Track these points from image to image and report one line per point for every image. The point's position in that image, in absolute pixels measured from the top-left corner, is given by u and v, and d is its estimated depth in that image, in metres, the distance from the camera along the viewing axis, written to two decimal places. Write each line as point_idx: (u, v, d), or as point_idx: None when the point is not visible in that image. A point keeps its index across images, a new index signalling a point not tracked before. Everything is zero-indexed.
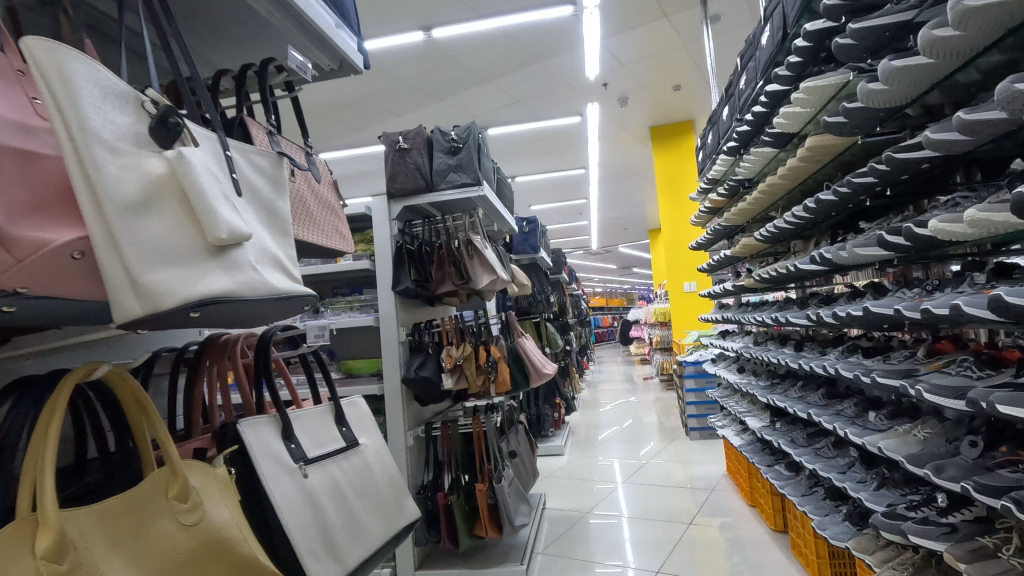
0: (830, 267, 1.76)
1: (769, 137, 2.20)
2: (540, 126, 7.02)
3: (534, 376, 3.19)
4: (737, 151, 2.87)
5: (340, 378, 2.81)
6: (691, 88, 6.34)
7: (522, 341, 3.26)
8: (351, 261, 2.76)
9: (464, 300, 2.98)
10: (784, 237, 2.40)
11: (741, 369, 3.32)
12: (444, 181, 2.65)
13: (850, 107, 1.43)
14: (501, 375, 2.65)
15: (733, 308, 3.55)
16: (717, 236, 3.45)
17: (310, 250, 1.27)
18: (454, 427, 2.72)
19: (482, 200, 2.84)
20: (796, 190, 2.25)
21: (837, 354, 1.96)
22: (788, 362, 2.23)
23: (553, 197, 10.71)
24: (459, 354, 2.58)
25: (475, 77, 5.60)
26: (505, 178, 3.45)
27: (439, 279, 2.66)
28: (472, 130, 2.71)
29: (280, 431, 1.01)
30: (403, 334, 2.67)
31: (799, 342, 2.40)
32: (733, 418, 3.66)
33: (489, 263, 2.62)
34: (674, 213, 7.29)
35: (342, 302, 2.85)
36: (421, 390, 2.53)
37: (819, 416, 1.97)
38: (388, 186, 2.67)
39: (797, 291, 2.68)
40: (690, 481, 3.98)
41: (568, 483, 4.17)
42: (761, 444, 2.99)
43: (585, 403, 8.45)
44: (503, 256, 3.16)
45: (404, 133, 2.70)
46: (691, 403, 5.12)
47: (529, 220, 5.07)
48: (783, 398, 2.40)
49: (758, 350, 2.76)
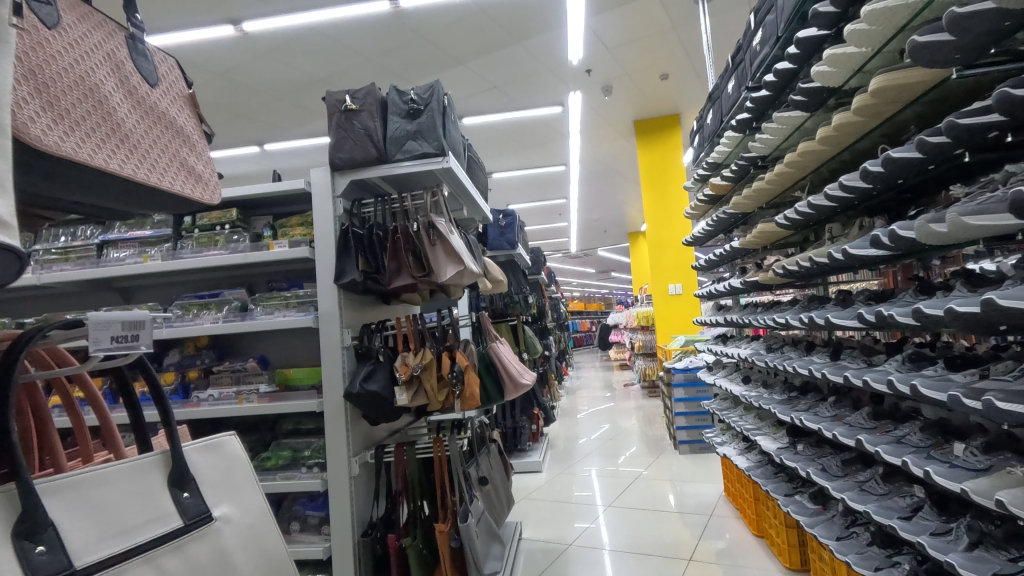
0: (903, 250, 1.33)
1: (801, 96, 1.78)
2: (518, 115, 6.57)
3: (510, 388, 2.73)
4: (748, 126, 2.45)
5: (273, 390, 2.31)
6: (679, 77, 5.98)
7: (496, 346, 2.80)
8: (286, 248, 2.25)
9: (426, 297, 2.51)
10: (813, 220, 1.97)
11: (747, 380, 2.89)
12: (400, 150, 2.17)
13: (961, 12, 0.99)
14: (468, 390, 2.11)
15: (734, 309, 3.14)
16: (719, 226, 3.04)
17: (113, 192, 0.75)
18: (410, 450, 2.22)
19: (449, 177, 2.36)
20: (833, 160, 1.84)
21: (895, 364, 1.53)
22: (821, 372, 1.80)
23: (531, 195, 10.29)
24: (417, 363, 2.09)
25: (448, 57, 5.15)
26: (477, 156, 2.97)
27: (394, 273, 2.16)
28: (435, 89, 2.21)
29: (15, 523, 0.53)
30: (349, 338, 2.18)
31: (831, 349, 1.97)
32: (734, 433, 3.24)
33: (456, 252, 2.13)
34: (660, 211, 6.93)
35: (277, 299, 2.33)
36: (368, 407, 2.04)
37: (874, 444, 1.53)
38: (332, 155, 2.19)
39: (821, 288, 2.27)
40: (682, 503, 3.55)
41: (547, 507, 3.70)
42: (773, 467, 2.57)
43: (563, 411, 7.98)
44: (474, 245, 2.69)
45: (352, 92, 2.20)
46: (680, 414, 4.71)
47: (505, 212, 4.61)
48: (812, 415, 1.97)
49: (774, 357, 2.34)
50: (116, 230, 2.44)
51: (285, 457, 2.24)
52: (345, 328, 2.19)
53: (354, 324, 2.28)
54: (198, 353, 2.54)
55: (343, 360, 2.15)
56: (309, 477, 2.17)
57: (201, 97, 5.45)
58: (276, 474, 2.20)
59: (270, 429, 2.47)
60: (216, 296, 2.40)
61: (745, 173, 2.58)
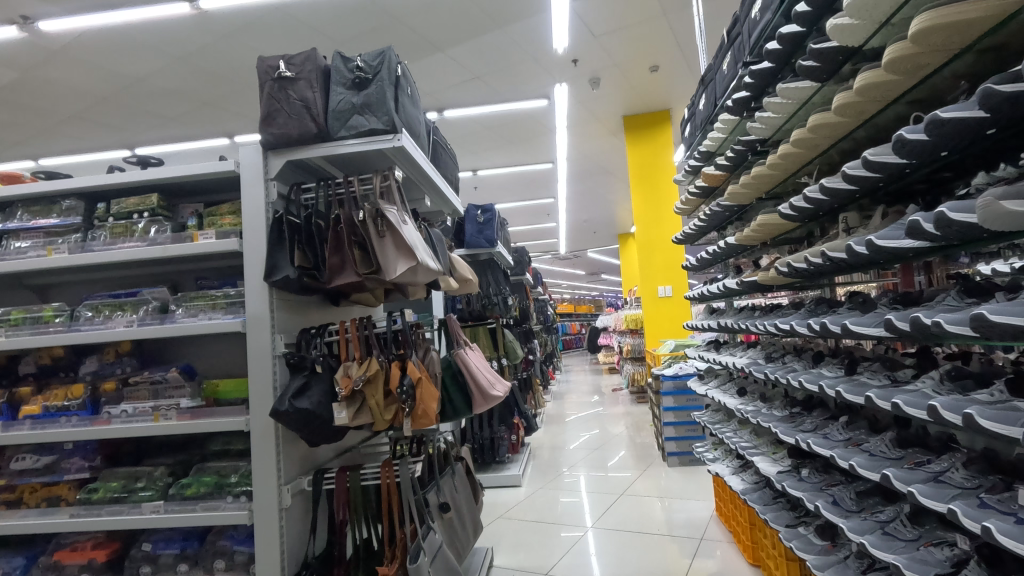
0: (950, 239, 1.04)
1: (811, 60, 1.49)
2: (502, 108, 6.26)
3: (477, 400, 2.42)
4: (746, 106, 2.16)
5: (198, 406, 1.98)
6: (669, 69, 5.71)
7: (462, 353, 2.49)
8: (212, 240, 1.93)
9: (381, 298, 2.21)
10: (824, 210, 1.69)
11: (742, 392, 2.59)
12: (345, 127, 1.86)
13: None
14: (421, 407, 1.81)
15: (728, 313, 2.85)
16: (713, 220, 2.76)
17: None
18: (353, 476, 1.91)
19: (405, 160, 2.05)
20: (849, 136, 1.56)
21: (930, 384, 1.25)
22: (833, 389, 1.50)
23: (519, 194, 9.98)
24: (360, 375, 1.78)
25: (426, 43, 4.84)
26: (443, 140, 2.67)
27: (337, 269, 1.86)
28: (386, 54, 1.90)
29: None
30: (283, 345, 1.87)
31: (843, 361, 1.69)
32: (727, 449, 2.96)
33: (408, 245, 1.82)
34: (649, 211, 6.67)
35: (202, 299, 2.00)
36: (301, 427, 1.73)
37: (903, 479, 1.25)
38: (263, 131, 1.87)
39: (827, 290, 1.99)
40: (669, 524, 3.26)
41: (525, 528, 3.39)
42: (771, 491, 2.28)
43: (549, 416, 7.67)
44: (439, 239, 2.39)
45: (287, 57, 1.87)
46: (669, 424, 4.41)
47: (483, 207, 4.30)
48: (822, 437, 1.67)
49: (773, 368, 2.05)
50: (18, 219, 2.11)
51: (208, 485, 1.91)
52: (278, 332, 1.88)
53: (291, 328, 1.97)
54: (116, 361, 2.19)
55: (273, 371, 1.83)
56: (234, 509, 1.84)
57: (162, 84, 5.10)
58: (196, 505, 1.87)
59: (197, 449, 2.13)
60: (133, 295, 2.06)
61: (742, 159, 2.29)
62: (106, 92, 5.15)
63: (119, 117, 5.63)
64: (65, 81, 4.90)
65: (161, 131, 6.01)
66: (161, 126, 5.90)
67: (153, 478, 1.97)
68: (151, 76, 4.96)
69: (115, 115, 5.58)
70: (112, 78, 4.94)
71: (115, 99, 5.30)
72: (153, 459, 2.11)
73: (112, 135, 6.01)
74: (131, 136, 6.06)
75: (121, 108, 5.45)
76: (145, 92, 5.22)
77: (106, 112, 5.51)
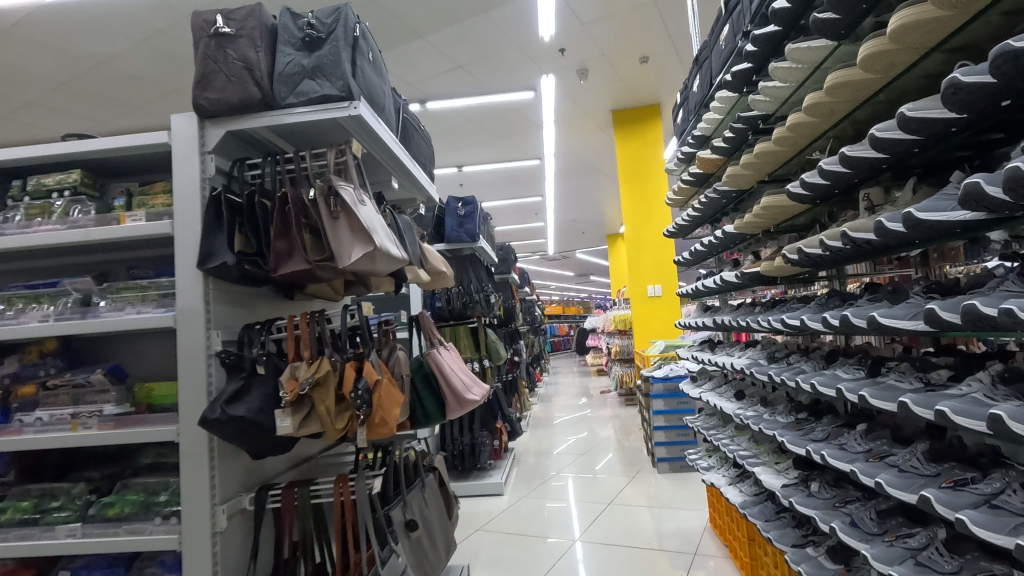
0: (1017, 206, 0.84)
1: (829, 12, 1.28)
2: (487, 100, 6.03)
3: (452, 405, 2.19)
4: (746, 80, 1.96)
5: (126, 413, 1.74)
6: (660, 61, 5.52)
7: (435, 353, 2.26)
8: (141, 222, 1.68)
9: (340, 290, 1.97)
10: (840, 188, 1.48)
11: (740, 396, 2.38)
12: (294, 93, 1.62)
13: None
14: (380, 414, 1.58)
15: (725, 310, 2.65)
16: (710, 209, 2.56)
17: None
18: (303, 492, 1.66)
19: (367, 135, 1.81)
20: (870, 100, 1.36)
21: (980, 388, 1.03)
22: (853, 393, 1.29)
23: (505, 192, 9.76)
24: (310, 377, 1.54)
25: (406, 29, 4.60)
26: (413, 119, 2.44)
27: (284, 256, 1.62)
28: (343, 10, 1.64)
29: None
30: (221, 342, 1.62)
31: (862, 361, 1.48)
32: (722, 456, 2.75)
33: (367, 228, 1.59)
34: (638, 209, 6.49)
35: (131, 290, 1.75)
36: (237, 438, 1.48)
37: (947, 502, 1.03)
38: (197, 97, 1.62)
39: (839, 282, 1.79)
40: (659, 536, 3.04)
41: (505, 541, 3.15)
42: (773, 504, 2.07)
43: (536, 419, 7.42)
44: (408, 227, 2.15)
45: (226, 11, 1.61)
46: (659, 428, 4.20)
47: (465, 200, 4.09)
48: (838, 449, 1.46)
49: (778, 368, 1.84)
50: None
51: (133, 504, 1.66)
52: (215, 328, 1.63)
53: (232, 324, 1.72)
54: (39, 362, 1.90)
55: (207, 372, 1.58)
56: (162, 532, 1.59)
57: (126, 69, 4.81)
58: (119, 528, 1.62)
59: (128, 461, 1.87)
60: (52, 285, 1.80)
61: (741, 140, 2.09)
62: (66, 77, 4.86)
63: (82, 104, 5.32)
64: (21, 64, 4.60)
65: (127, 119, 5.70)
66: (127, 113, 5.60)
67: (70, 496, 1.70)
68: (114, 60, 4.68)
69: (77, 102, 5.27)
70: (72, 62, 4.64)
71: (76, 85, 5.00)
72: (76, 474, 1.85)
73: (75, 123, 5.69)
74: (97, 124, 5.76)
75: (84, 94, 5.15)
76: (108, 77, 4.92)
77: (67, 99, 5.21)
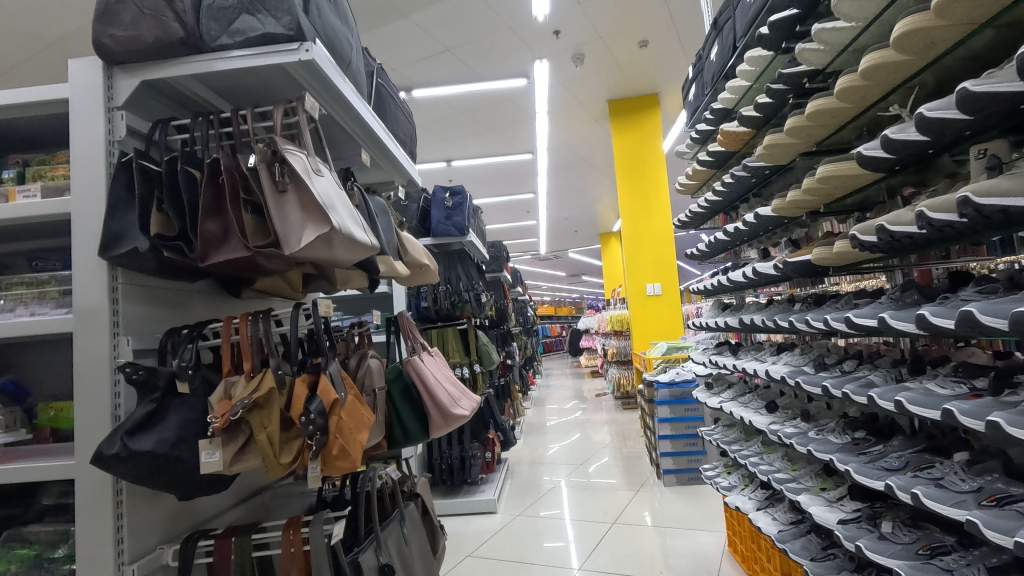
0: None
1: None
2: (476, 87, 5.68)
3: (437, 422, 1.84)
4: (788, 32, 1.62)
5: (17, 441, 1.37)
6: (660, 45, 5.20)
7: (416, 360, 1.90)
8: (32, 199, 1.32)
9: (296, 285, 1.60)
10: (933, 148, 1.14)
11: (772, 408, 2.05)
12: (228, 31, 1.26)
13: None
14: (336, 444, 1.21)
15: (751, 307, 2.31)
16: (734, 191, 2.22)
17: None
18: (242, 542, 1.29)
19: (326, 91, 1.45)
20: (983, 28, 1.03)
21: None
22: (974, 418, 0.96)
23: (497, 188, 9.39)
24: (246, 396, 1.18)
25: (389, 6, 4.23)
26: (389, 86, 2.08)
27: (217, 241, 1.24)
28: None
29: None
30: (131, 350, 1.26)
31: (965, 372, 1.14)
32: (746, 474, 2.41)
33: (323, 205, 1.23)
34: (635, 204, 6.18)
35: (21, 287, 1.37)
36: (146, 480, 1.12)
37: None
38: (99, 34, 1.25)
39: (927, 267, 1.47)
40: (672, 561, 2.70)
41: (498, 569, 2.78)
42: (820, 538, 1.73)
43: (529, 424, 7.06)
44: (382, 210, 1.81)
45: None
46: (665, 437, 3.86)
47: (453, 190, 3.72)
48: (935, 487, 1.12)
49: (836, 379, 1.50)
50: None
51: (21, 560, 1.28)
52: (126, 333, 1.27)
53: (152, 329, 1.36)
54: None
55: (114, 393, 1.22)
56: None
57: (80, 49, 4.40)
58: None
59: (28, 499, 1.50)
60: None
61: (779, 106, 1.76)
62: (14, 59, 4.44)
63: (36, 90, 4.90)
64: None
65: None
66: None
67: None
68: (66, 39, 4.26)
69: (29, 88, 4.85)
70: (19, 41, 4.23)
71: (26, 68, 4.59)
72: None
73: None
74: None
75: (36, 78, 4.73)
76: (62, 58, 4.51)
77: (19, 84, 4.79)
